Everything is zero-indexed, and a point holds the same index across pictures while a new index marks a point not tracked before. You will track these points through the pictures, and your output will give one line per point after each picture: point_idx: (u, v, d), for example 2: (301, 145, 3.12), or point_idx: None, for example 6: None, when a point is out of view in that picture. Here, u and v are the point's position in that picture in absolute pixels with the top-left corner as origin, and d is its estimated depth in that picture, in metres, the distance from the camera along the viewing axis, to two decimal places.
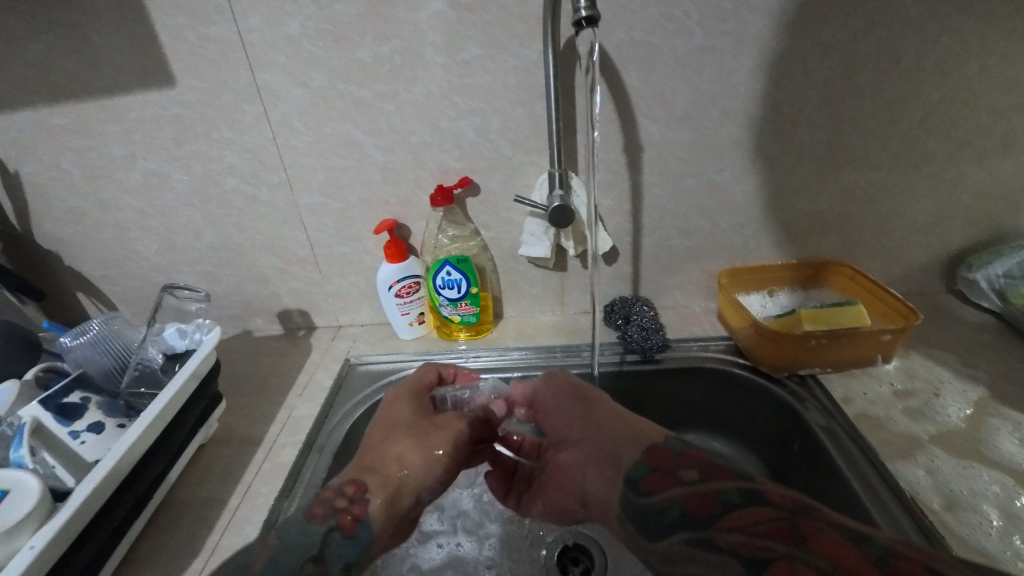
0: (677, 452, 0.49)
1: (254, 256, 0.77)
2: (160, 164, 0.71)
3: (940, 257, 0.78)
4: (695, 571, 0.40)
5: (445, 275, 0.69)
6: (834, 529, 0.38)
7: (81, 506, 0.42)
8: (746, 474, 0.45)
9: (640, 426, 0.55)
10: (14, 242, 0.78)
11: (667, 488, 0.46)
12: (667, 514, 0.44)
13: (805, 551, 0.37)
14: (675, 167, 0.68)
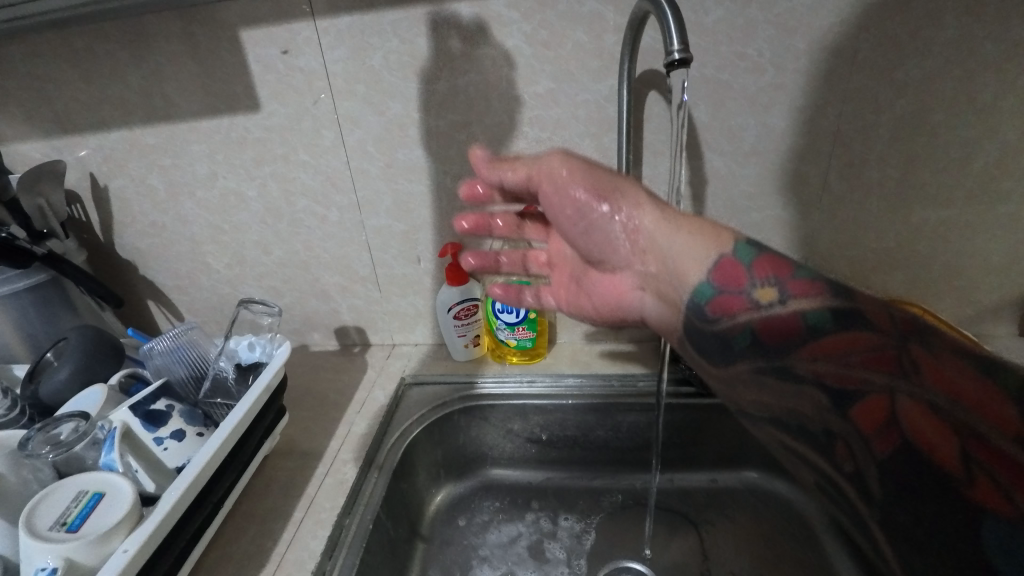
0: (748, 262, 0.44)
1: (319, 273, 0.80)
2: (238, 183, 0.75)
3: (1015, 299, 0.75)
4: (767, 398, 0.39)
5: (504, 299, 0.71)
6: (956, 353, 0.31)
7: (168, 513, 0.44)
8: (836, 284, 0.39)
9: (699, 235, 0.48)
10: (97, 251, 0.83)
11: (737, 312, 0.43)
12: (737, 341, 0.42)
13: (913, 380, 0.32)
14: (739, 201, 0.69)
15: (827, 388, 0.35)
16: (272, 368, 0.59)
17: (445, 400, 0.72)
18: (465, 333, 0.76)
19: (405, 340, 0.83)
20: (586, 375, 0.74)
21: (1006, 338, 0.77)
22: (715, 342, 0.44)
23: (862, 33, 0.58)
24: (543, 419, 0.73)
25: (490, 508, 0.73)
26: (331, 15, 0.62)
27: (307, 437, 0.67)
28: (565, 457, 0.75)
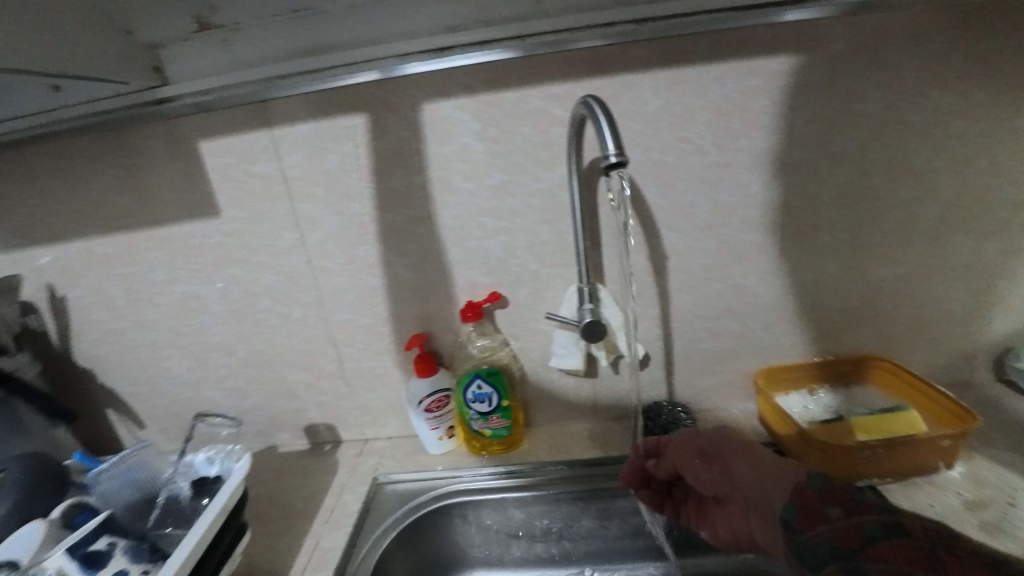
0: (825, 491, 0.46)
1: (284, 371, 0.77)
2: (198, 287, 0.74)
3: (983, 346, 0.74)
4: None
5: (475, 389, 0.69)
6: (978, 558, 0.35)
7: None
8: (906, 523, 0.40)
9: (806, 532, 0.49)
10: (52, 363, 0.80)
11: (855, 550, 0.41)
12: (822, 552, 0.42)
13: None
14: (701, 273, 0.69)
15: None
16: (228, 491, 0.55)
17: (419, 500, 0.68)
18: (437, 426, 0.72)
19: (377, 434, 0.80)
20: (567, 462, 0.71)
21: (981, 385, 0.76)
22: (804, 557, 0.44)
23: (794, 111, 0.61)
24: (526, 514, 0.69)
25: None
26: (287, 125, 0.64)
27: (269, 556, 0.62)
28: (553, 553, 0.71)
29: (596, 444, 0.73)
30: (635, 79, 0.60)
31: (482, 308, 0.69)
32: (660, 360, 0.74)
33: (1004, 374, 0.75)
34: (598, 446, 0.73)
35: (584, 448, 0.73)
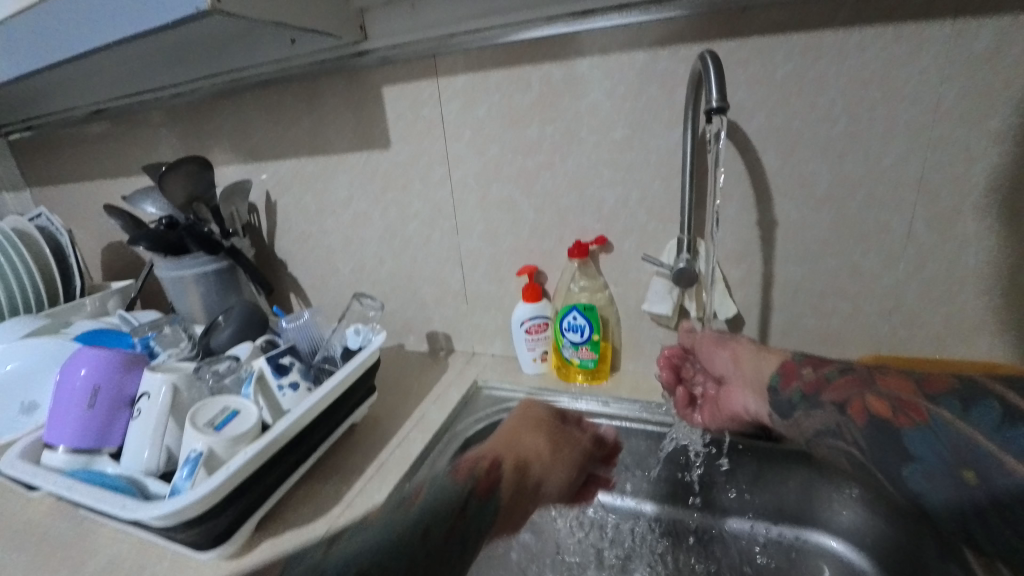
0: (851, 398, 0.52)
1: (420, 284, 0.94)
2: (367, 205, 0.93)
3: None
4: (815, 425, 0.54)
5: (571, 320, 0.77)
6: (898, 372, 0.52)
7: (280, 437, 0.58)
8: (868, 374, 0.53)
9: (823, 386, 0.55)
10: (262, 252, 1.07)
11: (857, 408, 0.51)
12: (790, 399, 0.57)
13: (872, 385, 0.51)
14: (813, 245, 0.69)
15: (836, 404, 0.53)
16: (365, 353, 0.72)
17: (508, 405, 0.80)
18: (534, 348, 0.83)
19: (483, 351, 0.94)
20: (642, 403, 0.77)
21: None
22: (778, 402, 0.59)
23: (948, 81, 0.58)
24: (598, 439, 0.77)
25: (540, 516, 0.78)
26: (451, 76, 0.77)
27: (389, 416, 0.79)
28: (616, 482, 0.78)
29: None
30: (768, 43, 0.62)
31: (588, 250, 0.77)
32: (756, 328, 0.75)
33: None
34: None
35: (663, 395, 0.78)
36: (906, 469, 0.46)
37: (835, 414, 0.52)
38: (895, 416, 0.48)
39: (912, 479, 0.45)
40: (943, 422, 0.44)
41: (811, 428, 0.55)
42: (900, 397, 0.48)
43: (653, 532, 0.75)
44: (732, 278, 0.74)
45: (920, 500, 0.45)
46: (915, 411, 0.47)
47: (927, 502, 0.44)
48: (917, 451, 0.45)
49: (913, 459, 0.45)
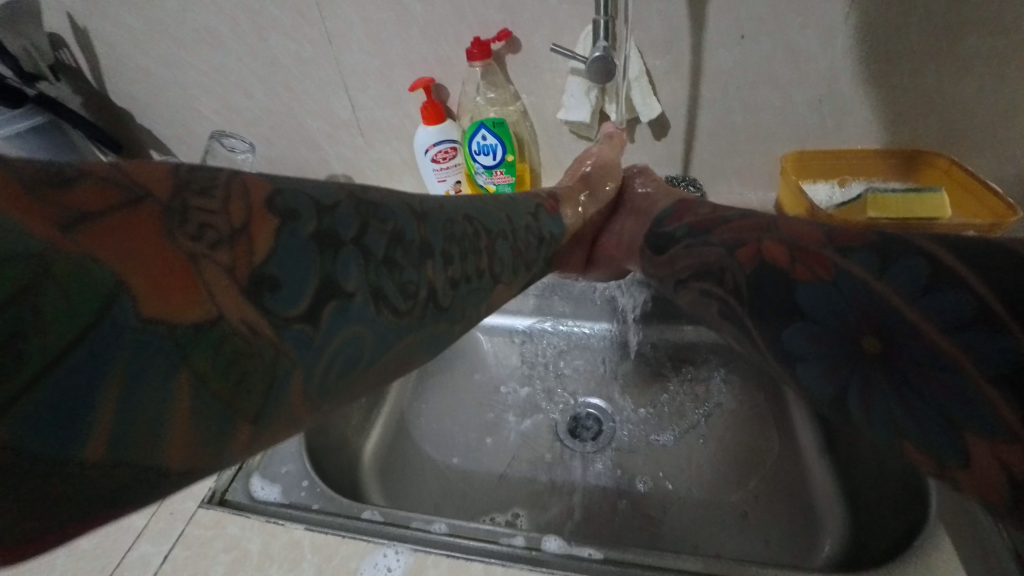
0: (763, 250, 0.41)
1: (303, 117, 0.78)
2: (207, 17, 0.71)
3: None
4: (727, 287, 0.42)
5: (480, 140, 0.68)
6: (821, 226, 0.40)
7: None
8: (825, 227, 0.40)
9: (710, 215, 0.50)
10: (94, 98, 0.84)
11: (798, 274, 0.38)
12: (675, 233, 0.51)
13: (827, 247, 0.38)
14: (749, 22, 0.59)
15: (776, 269, 0.39)
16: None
17: None
18: (446, 179, 0.75)
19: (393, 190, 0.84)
20: None
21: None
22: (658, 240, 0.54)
23: None
24: None
25: (471, 349, 0.79)
26: None
27: None
28: (543, 307, 0.78)
29: None
30: None
31: (492, 50, 0.64)
32: (682, 132, 0.69)
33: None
34: None
35: None
36: (787, 324, 0.37)
37: (722, 256, 0.44)
38: (791, 268, 0.38)
39: (788, 339, 0.37)
40: (853, 280, 0.35)
41: (692, 266, 0.47)
42: (800, 243, 0.39)
43: (585, 349, 0.77)
44: (658, 73, 0.64)
45: (796, 364, 0.36)
46: (819, 265, 0.37)
47: (803, 368, 0.36)
48: (809, 306, 0.36)
49: (801, 316, 0.37)
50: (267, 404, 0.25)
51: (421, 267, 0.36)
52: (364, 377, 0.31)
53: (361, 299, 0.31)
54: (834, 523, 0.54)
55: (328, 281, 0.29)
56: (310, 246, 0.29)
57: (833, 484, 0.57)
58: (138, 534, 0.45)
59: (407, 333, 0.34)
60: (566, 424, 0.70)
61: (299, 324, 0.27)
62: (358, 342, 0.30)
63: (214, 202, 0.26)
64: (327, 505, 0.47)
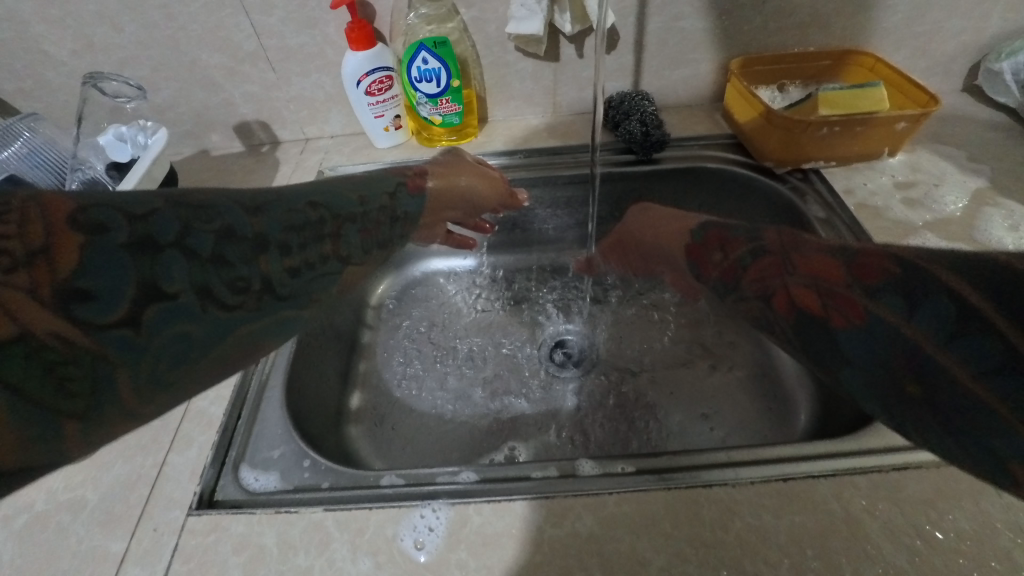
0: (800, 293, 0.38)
1: (195, 52, 0.64)
2: None
3: (970, 48, 0.67)
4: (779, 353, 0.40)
5: (420, 65, 0.61)
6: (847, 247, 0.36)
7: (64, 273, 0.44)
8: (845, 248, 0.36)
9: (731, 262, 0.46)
10: None
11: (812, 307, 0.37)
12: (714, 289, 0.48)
13: (840, 283, 0.35)
14: None
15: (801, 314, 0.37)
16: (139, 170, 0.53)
17: None
18: (384, 113, 0.67)
19: (320, 132, 0.74)
20: (522, 150, 0.70)
21: (950, 95, 0.71)
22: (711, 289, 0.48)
23: None
24: None
25: (435, 294, 0.74)
26: None
27: None
28: (505, 240, 0.76)
29: (554, 136, 0.71)
30: None
31: None
32: (631, 41, 0.66)
33: (977, 82, 0.70)
34: (556, 139, 0.71)
35: (541, 139, 0.71)
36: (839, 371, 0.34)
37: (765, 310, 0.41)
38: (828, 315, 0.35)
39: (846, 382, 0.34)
40: (878, 319, 0.32)
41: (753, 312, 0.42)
42: (822, 282, 0.36)
43: (553, 278, 0.76)
44: None
45: (846, 369, 0.34)
46: (851, 310, 0.34)
47: (845, 372, 0.33)
48: (851, 354, 0.33)
49: (847, 360, 0.33)
50: (93, 399, 0.25)
51: (256, 260, 0.32)
52: (202, 369, 0.29)
53: (188, 297, 0.28)
54: (803, 397, 0.60)
55: (148, 285, 0.27)
56: (124, 256, 0.27)
57: (797, 364, 0.63)
58: (123, 559, 0.39)
59: (245, 322, 0.31)
60: (548, 353, 0.69)
61: (116, 328, 0.25)
62: (190, 339, 0.28)
63: (10, 223, 0.25)
64: (338, 480, 0.43)
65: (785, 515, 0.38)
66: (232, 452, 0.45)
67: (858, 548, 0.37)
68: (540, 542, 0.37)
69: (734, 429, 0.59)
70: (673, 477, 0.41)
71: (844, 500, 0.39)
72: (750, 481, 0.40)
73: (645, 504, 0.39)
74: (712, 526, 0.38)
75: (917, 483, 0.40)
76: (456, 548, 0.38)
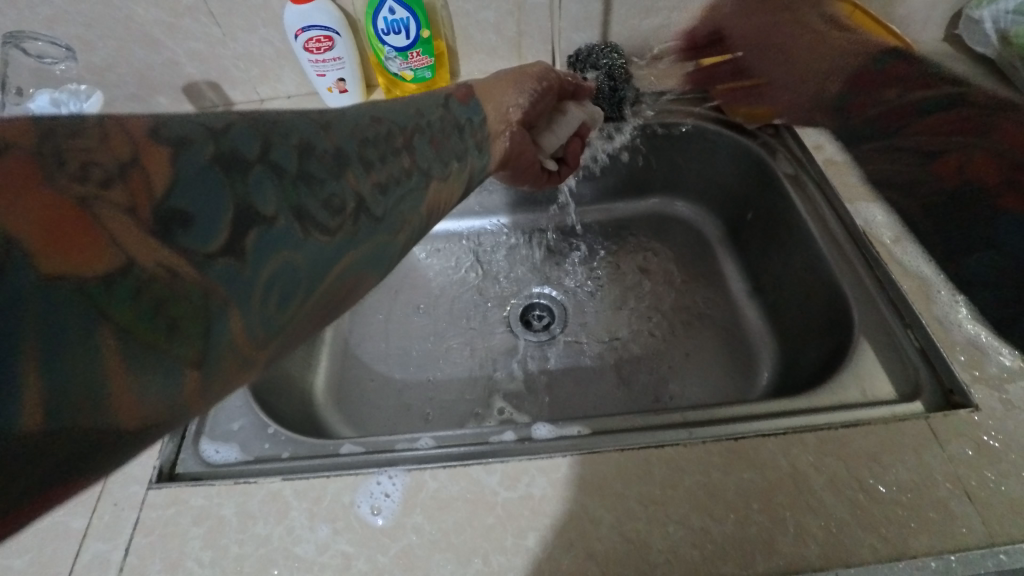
0: None
1: (129, 6, 0.60)
2: None
3: None
4: None
5: (387, 15, 0.57)
6: None
7: None
8: None
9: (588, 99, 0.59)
10: None
11: None
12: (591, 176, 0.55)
13: None
14: None
15: None
16: None
17: None
18: (325, 73, 0.64)
19: (274, 92, 0.71)
20: None
21: (929, 45, 0.68)
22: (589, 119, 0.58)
23: None
24: None
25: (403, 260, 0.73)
26: None
27: None
28: (472, 205, 0.75)
29: None
30: None
31: None
32: None
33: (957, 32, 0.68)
34: None
35: None
36: None
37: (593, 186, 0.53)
38: None
39: None
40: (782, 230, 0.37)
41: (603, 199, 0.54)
42: None
43: (523, 242, 0.75)
44: None
45: None
46: None
47: None
48: None
49: None
50: (208, 347, 0.23)
51: (342, 177, 0.30)
52: (308, 310, 0.28)
53: (285, 222, 0.26)
54: (767, 356, 0.61)
55: (245, 208, 0.25)
56: (215, 170, 0.25)
57: (762, 323, 0.63)
58: (83, 534, 0.39)
59: (344, 252, 0.30)
60: (519, 317, 0.69)
61: (221, 258, 0.23)
62: (293, 269, 0.26)
63: (91, 138, 0.22)
64: (299, 449, 0.44)
65: (733, 472, 0.39)
66: (191, 426, 0.45)
67: (802, 501, 0.38)
68: (494, 505, 0.38)
69: (698, 387, 0.60)
70: (627, 438, 0.42)
71: (791, 456, 0.40)
72: (701, 441, 0.41)
73: (599, 465, 0.40)
74: (662, 484, 0.39)
75: (864, 438, 0.41)
76: (412, 512, 0.38)
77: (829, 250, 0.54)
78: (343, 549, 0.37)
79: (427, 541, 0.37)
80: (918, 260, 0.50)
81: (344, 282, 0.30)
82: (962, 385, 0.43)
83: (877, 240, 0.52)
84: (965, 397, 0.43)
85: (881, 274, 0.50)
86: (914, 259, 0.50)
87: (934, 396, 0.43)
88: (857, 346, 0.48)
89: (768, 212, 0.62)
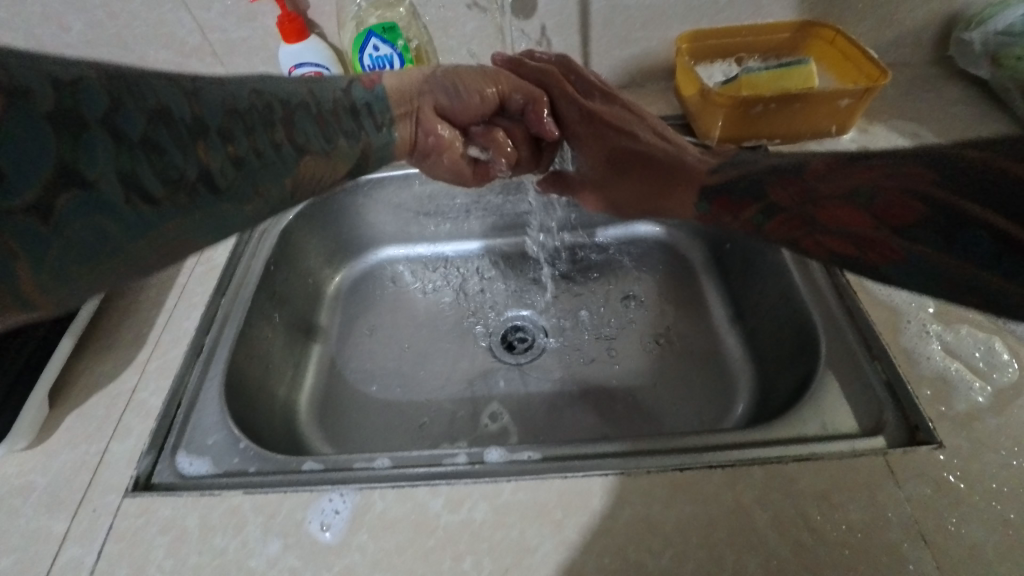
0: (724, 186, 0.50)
1: (142, 49, 0.66)
2: None
3: (940, 17, 0.64)
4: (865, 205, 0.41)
5: (372, 53, 0.61)
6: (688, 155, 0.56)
7: None
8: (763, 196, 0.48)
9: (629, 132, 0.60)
10: None
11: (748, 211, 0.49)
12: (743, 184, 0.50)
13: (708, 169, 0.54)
14: None
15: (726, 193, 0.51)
16: None
17: None
18: None
19: None
20: None
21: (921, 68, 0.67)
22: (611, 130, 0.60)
23: None
24: (432, 189, 0.72)
25: (392, 282, 0.76)
26: None
27: None
28: (461, 229, 0.77)
29: None
30: None
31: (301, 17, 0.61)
32: (577, 20, 0.64)
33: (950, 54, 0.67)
34: None
35: None
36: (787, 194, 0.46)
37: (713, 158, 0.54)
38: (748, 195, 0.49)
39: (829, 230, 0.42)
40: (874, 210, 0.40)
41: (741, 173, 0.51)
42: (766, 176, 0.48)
43: (509, 265, 0.76)
44: None
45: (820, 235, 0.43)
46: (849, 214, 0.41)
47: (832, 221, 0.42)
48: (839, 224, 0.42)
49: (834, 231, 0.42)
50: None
51: (190, 150, 0.35)
52: (116, 269, 0.31)
53: (108, 189, 0.31)
54: (745, 384, 0.60)
55: (68, 169, 0.29)
56: (44, 126, 0.28)
57: (742, 350, 0.62)
58: (63, 538, 0.42)
59: (168, 220, 0.33)
60: (501, 340, 0.70)
61: (21, 215, 0.27)
62: (103, 232, 0.30)
63: None
64: (264, 465, 0.46)
65: (676, 505, 0.39)
66: (170, 438, 0.48)
67: (744, 538, 0.37)
68: (436, 527, 0.39)
69: (673, 415, 0.59)
70: (574, 466, 0.42)
71: (737, 492, 0.39)
72: (646, 471, 0.41)
73: (542, 492, 0.40)
74: (602, 514, 0.39)
75: (815, 474, 0.40)
76: (358, 531, 0.40)
77: (801, 280, 0.53)
78: (291, 564, 0.39)
79: (370, 560, 0.38)
80: (890, 291, 0.49)
81: (168, 243, 0.34)
82: (927, 421, 0.41)
83: (848, 269, 0.51)
84: (929, 434, 0.41)
85: (851, 304, 0.49)
86: (886, 289, 0.49)
87: (898, 432, 0.42)
88: (822, 377, 0.46)
89: (747, 239, 0.62)
